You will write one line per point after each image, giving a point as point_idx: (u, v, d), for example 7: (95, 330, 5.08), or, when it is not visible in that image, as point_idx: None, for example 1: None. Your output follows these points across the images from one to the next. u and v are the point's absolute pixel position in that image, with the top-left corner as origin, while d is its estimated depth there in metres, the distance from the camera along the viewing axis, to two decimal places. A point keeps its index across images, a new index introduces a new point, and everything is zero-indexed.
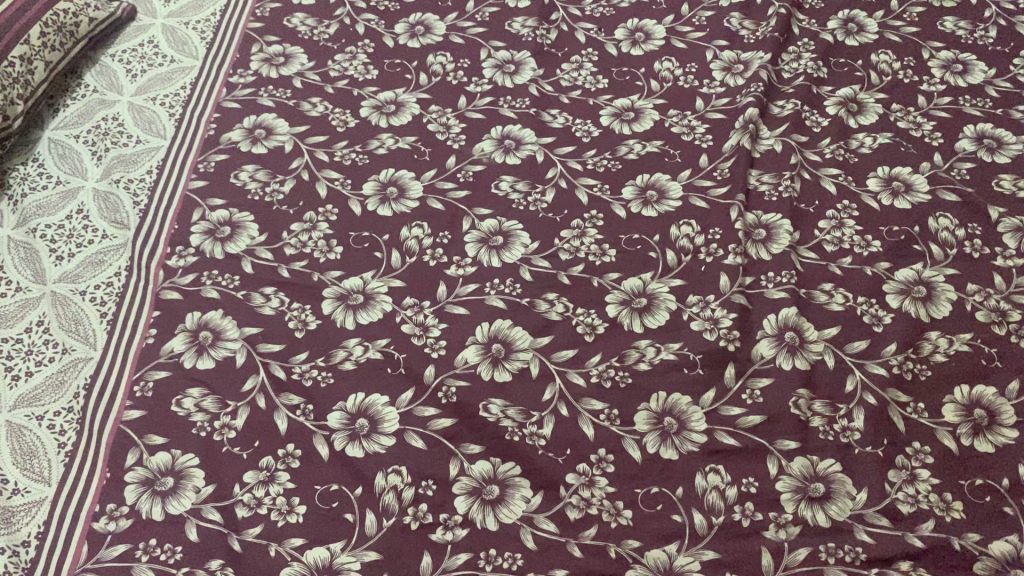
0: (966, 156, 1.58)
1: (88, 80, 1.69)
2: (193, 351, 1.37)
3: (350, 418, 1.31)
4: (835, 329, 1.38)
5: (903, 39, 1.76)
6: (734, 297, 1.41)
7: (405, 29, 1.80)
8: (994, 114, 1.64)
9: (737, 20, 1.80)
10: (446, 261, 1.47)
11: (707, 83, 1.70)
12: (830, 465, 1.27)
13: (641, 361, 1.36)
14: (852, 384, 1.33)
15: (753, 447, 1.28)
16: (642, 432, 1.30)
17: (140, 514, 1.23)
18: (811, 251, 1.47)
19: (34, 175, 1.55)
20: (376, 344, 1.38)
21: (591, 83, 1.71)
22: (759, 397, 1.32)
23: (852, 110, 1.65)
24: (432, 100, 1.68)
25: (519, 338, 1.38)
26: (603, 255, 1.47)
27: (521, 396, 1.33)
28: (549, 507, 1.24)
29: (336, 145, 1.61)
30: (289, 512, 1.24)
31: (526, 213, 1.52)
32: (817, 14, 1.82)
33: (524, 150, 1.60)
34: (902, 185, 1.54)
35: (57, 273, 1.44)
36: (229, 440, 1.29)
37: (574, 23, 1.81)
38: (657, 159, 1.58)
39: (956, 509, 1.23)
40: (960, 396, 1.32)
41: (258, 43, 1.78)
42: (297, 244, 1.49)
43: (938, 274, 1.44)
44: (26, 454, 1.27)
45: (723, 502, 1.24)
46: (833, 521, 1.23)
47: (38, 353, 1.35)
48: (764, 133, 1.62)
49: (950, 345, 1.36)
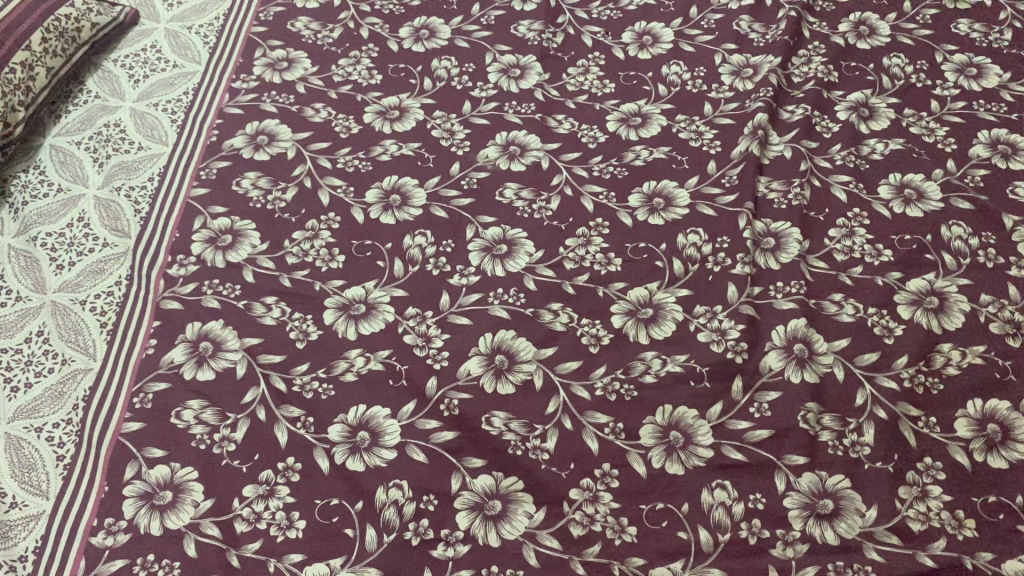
0: (980, 163, 1.54)
1: (90, 85, 1.68)
2: (193, 362, 1.36)
3: (350, 431, 1.29)
4: (844, 341, 1.36)
5: (916, 42, 1.73)
6: (742, 308, 1.39)
7: (410, 33, 1.78)
8: (1009, 120, 1.60)
9: (746, 23, 1.78)
10: (449, 270, 1.45)
11: (716, 87, 1.67)
12: (840, 481, 1.24)
13: (646, 374, 1.33)
14: (861, 398, 1.30)
15: (761, 463, 1.26)
16: (646, 447, 1.27)
17: (138, 529, 1.22)
18: (821, 261, 1.44)
19: (35, 183, 1.54)
20: (377, 355, 1.36)
21: (598, 88, 1.68)
22: (767, 410, 1.30)
23: (863, 115, 1.62)
24: (437, 105, 1.66)
25: (522, 350, 1.36)
26: (608, 264, 1.45)
27: (524, 409, 1.31)
28: (551, 523, 1.22)
29: (339, 151, 1.60)
30: (288, 527, 1.22)
31: (530, 221, 1.50)
32: (829, 17, 1.79)
33: (528, 156, 1.58)
34: (914, 192, 1.51)
35: (57, 281, 1.43)
36: (228, 454, 1.27)
37: (580, 26, 1.78)
38: (665, 166, 1.56)
39: (968, 527, 1.20)
40: (973, 410, 1.29)
41: (261, 48, 1.76)
42: (299, 252, 1.47)
43: (951, 284, 1.41)
44: (26, 466, 1.26)
45: (730, 519, 1.22)
46: (842, 538, 1.20)
47: (37, 364, 1.34)
48: (774, 139, 1.59)
49: (963, 358, 1.34)
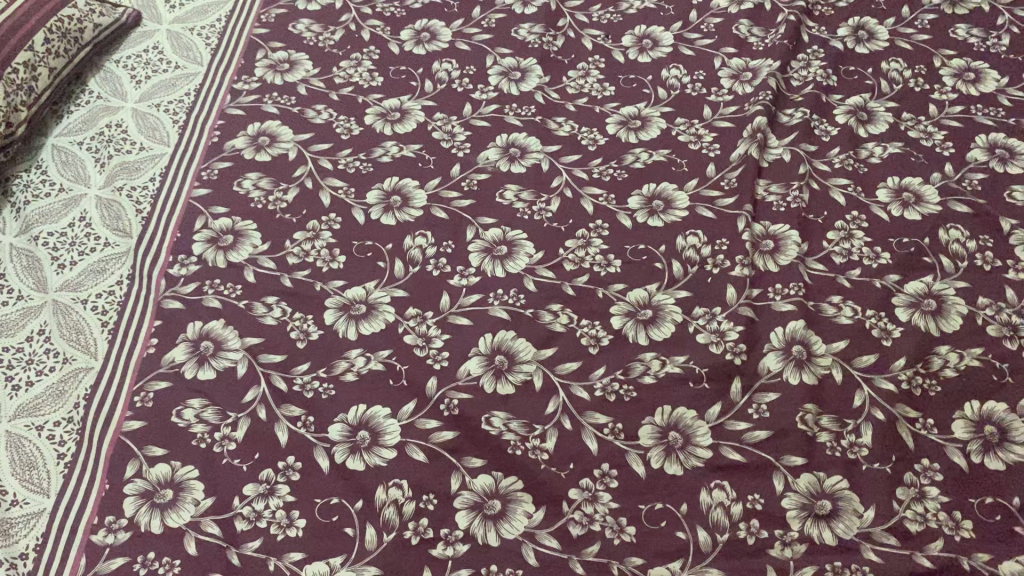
0: (977, 166, 1.55)
1: (92, 86, 1.69)
2: (193, 362, 1.36)
3: (351, 430, 1.30)
4: (842, 343, 1.36)
5: (915, 47, 1.74)
6: (741, 310, 1.40)
7: (411, 36, 1.79)
8: (1006, 124, 1.61)
9: (745, 28, 1.78)
10: (449, 271, 1.45)
11: (715, 90, 1.68)
12: (838, 482, 1.25)
13: (645, 375, 1.34)
14: (859, 400, 1.31)
15: (759, 463, 1.26)
16: (645, 447, 1.28)
17: (138, 527, 1.22)
18: (820, 263, 1.45)
19: (37, 183, 1.54)
20: (378, 355, 1.36)
21: (597, 91, 1.69)
22: (765, 412, 1.30)
23: (862, 119, 1.63)
24: (438, 107, 1.67)
25: (522, 350, 1.37)
26: (608, 265, 1.45)
27: (523, 410, 1.32)
28: (550, 523, 1.23)
29: (339, 152, 1.60)
30: (288, 526, 1.22)
31: (530, 222, 1.51)
32: (828, 21, 1.80)
33: (528, 158, 1.59)
34: (912, 196, 1.52)
35: (59, 280, 1.43)
36: (228, 453, 1.28)
37: (580, 30, 1.79)
38: (664, 169, 1.57)
39: (965, 528, 1.21)
40: (970, 412, 1.30)
41: (262, 50, 1.77)
42: (300, 252, 1.48)
43: (948, 287, 1.42)
44: (27, 465, 1.27)
45: (728, 519, 1.22)
46: (840, 539, 1.21)
47: (38, 362, 1.35)
48: (772, 143, 1.60)
49: (960, 360, 1.34)
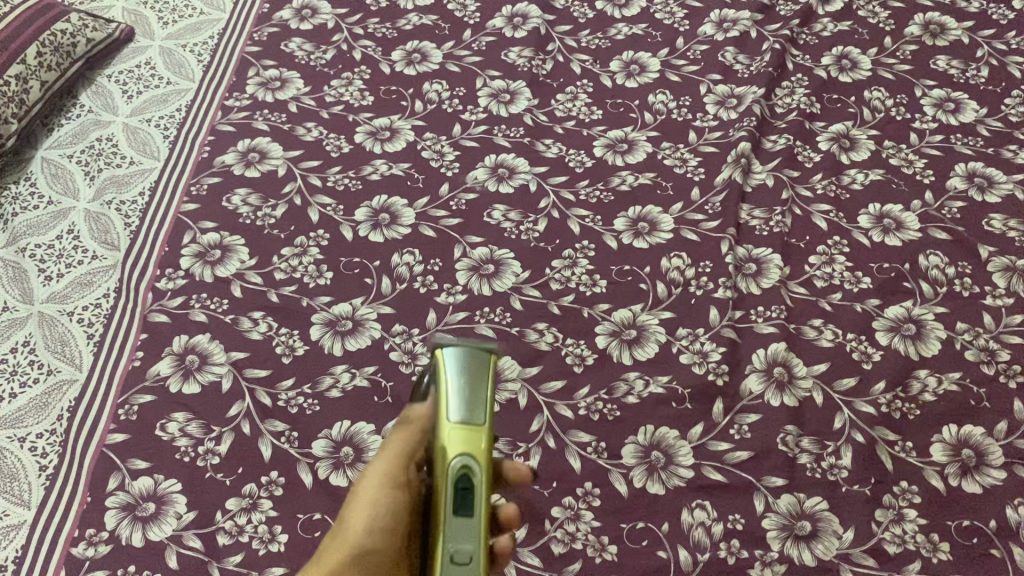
0: (957, 195, 1.58)
1: (83, 99, 1.70)
2: (178, 375, 1.36)
3: (335, 446, 1.30)
4: (823, 366, 1.38)
5: (896, 76, 1.78)
6: (724, 331, 1.41)
7: (402, 57, 1.81)
8: (985, 154, 1.64)
9: (731, 55, 1.82)
10: (436, 288, 1.46)
11: (700, 116, 1.71)
12: (818, 503, 1.26)
13: (629, 394, 1.35)
14: (840, 422, 1.33)
15: (740, 484, 1.27)
16: (628, 466, 1.29)
17: (119, 540, 1.22)
18: (801, 286, 1.47)
19: (25, 195, 1.55)
20: (363, 370, 1.37)
21: (585, 115, 1.71)
22: (747, 433, 1.32)
23: (844, 145, 1.66)
24: (427, 128, 1.69)
25: (507, 368, 1.38)
26: (594, 286, 1.47)
27: (507, 427, 1.32)
28: (533, 541, 1.23)
29: (329, 170, 1.62)
30: (270, 540, 1.22)
31: (517, 242, 1.52)
32: (812, 50, 1.83)
33: (516, 179, 1.61)
34: (893, 222, 1.55)
35: (45, 292, 1.43)
36: (211, 467, 1.28)
37: (569, 54, 1.82)
38: (649, 192, 1.59)
39: (942, 550, 1.22)
40: (948, 436, 1.32)
41: (254, 67, 1.78)
42: (287, 268, 1.49)
43: (928, 311, 1.44)
44: (8, 476, 1.26)
45: (709, 539, 1.23)
46: (819, 560, 1.22)
47: (21, 374, 1.35)
48: (756, 168, 1.63)
49: (939, 384, 1.36)
